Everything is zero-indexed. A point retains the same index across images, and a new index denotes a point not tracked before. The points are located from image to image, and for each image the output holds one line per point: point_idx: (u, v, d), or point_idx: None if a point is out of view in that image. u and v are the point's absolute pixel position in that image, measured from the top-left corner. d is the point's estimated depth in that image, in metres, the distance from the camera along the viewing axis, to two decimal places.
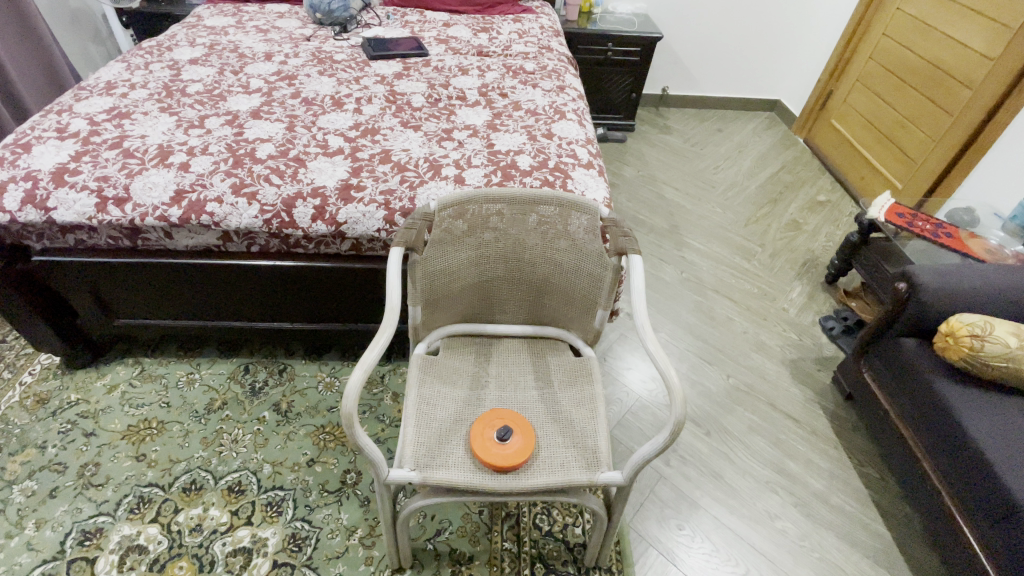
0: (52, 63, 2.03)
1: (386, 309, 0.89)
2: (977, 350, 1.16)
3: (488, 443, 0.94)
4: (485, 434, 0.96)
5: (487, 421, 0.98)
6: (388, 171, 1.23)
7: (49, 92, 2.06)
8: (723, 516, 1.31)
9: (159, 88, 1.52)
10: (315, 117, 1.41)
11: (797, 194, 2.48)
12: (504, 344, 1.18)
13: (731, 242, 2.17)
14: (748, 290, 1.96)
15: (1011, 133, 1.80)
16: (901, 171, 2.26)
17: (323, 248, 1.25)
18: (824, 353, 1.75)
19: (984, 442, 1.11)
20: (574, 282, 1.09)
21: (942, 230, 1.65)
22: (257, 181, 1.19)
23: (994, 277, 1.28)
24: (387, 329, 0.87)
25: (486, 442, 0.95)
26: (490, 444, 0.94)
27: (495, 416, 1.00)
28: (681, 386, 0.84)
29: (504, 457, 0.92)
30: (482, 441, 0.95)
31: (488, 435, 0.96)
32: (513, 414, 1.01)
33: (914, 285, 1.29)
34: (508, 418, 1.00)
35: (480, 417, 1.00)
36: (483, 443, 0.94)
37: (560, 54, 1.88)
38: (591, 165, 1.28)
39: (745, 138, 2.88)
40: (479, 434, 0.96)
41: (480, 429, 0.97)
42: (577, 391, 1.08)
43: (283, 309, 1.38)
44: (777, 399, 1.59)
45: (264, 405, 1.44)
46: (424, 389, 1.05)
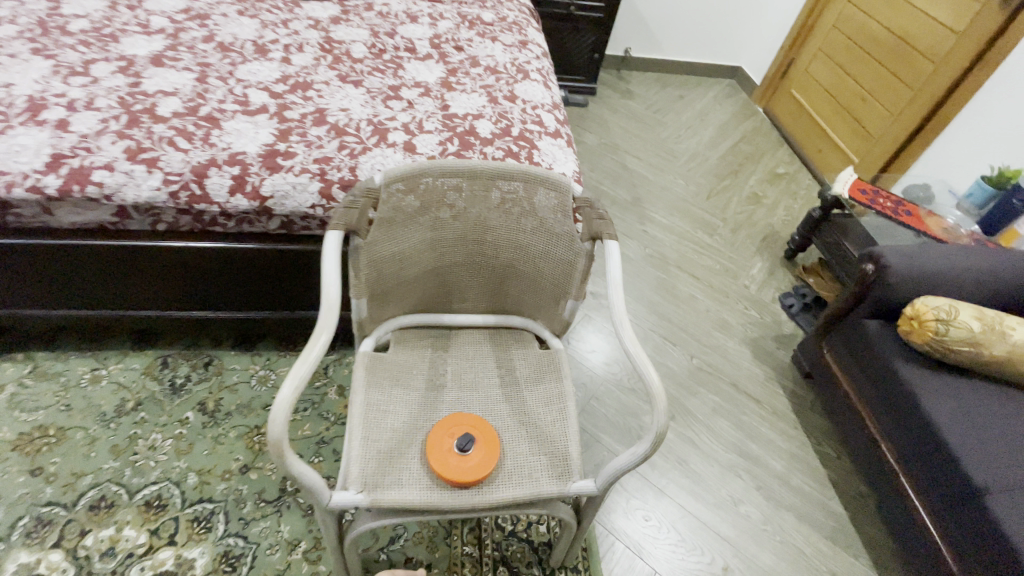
0: None
1: (323, 308, 0.74)
2: (941, 334, 1.15)
3: (445, 452, 0.84)
4: (443, 441, 0.86)
5: (448, 427, 0.88)
6: (323, 135, 1.04)
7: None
8: (688, 504, 1.28)
9: (31, 22, 1.23)
10: (232, 67, 1.18)
11: (757, 166, 2.45)
12: (463, 336, 1.06)
13: (693, 216, 2.11)
14: (711, 266, 1.92)
15: (971, 110, 1.82)
16: (858, 145, 2.26)
17: (247, 226, 1.07)
18: (783, 331, 1.74)
19: (943, 426, 1.12)
20: (541, 267, 0.97)
21: (901, 208, 1.66)
22: (159, 145, 0.99)
23: (957, 257, 1.27)
24: (325, 330, 0.72)
25: (444, 451, 0.84)
26: (448, 453, 0.84)
27: (457, 421, 0.89)
28: (664, 391, 0.76)
29: (459, 471, 0.82)
30: (439, 449, 0.85)
31: (447, 442, 0.86)
32: (476, 420, 0.90)
33: (882, 265, 1.26)
34: (472, 425, 0.89)
35: (441, 421, 0.89)
36: (440, 452, 0.84)
37: (521, 4, 1.69)
38: (559, 134, 1.15)
39: (707, 106, 2.80)
40: (437, 440, 0.86)
41: (438, 435, 0.87)
42: (543, 389, 0.98)
43: (204, 297, 1.19)
44: (739, 379, 1.58)
45: (187, 405, 1.27)
46: (372, 392, 0.91)
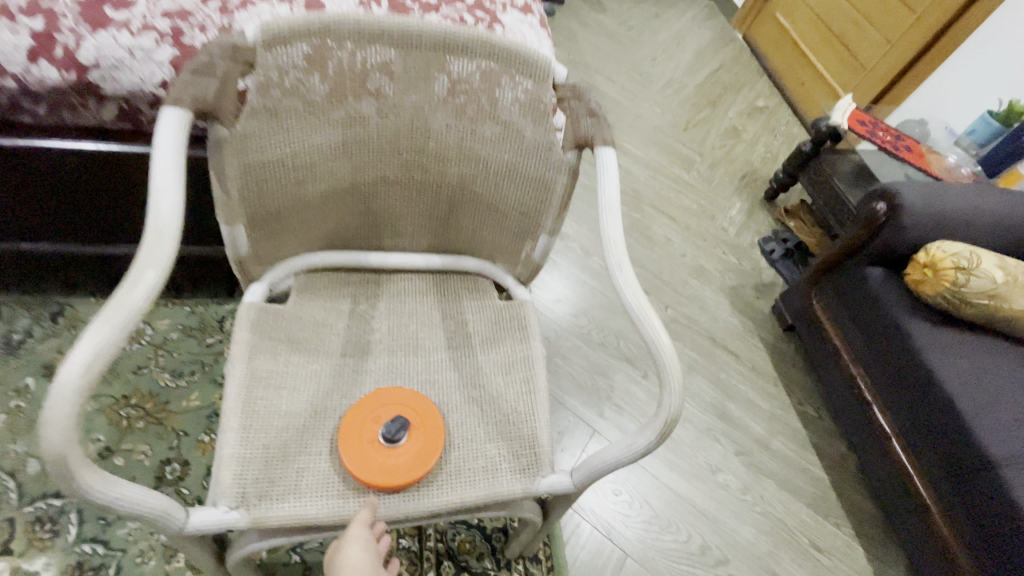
0: None
1: (148, 235, 0.47)
2: (960, 285, 1.01)
3: (366, 440, 0.61)
4: (368, 423, 0.62)
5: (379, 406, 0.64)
6: None
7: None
8: (662, 475, 1.12)
9: None
10: None
11: (736, 98, 2.22)
12: (397, 282, 0.79)
13: (670, 149, 1.88)
14: (688, 206, 1.71)
15: (979, 42, 1.68)
16: (845, 76, 2.06)
17: (73, 117, 0.76)
18: (762, 279, 1.59)
19: (952, 388, 0.99)
20: (505, 191, 0.70)
21: (901, 143, 1.50)
22: None
23: (974, 197, 1.11)
24: (152, 252, 0.46)
25: (364, 438, 0.61)
26: (366, 441, 0.61)
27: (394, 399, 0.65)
28: (679, 365, 0.55)
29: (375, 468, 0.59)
30: (358, 433, 0.61)
31: (370, 427, 0.62)
32: (418, 401, 0.66)
33: (897, 205, 1.09)
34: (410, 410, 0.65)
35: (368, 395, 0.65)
36: (358, 438, 0.61)
37: None
38: (532, 12, 0.87)
39: (683, 28, 2.51)
40: (357, 422, 0.62)
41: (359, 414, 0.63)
42: (504, 353, 0.74)
43: (34, 224, 0.89)
44: (717, 333, 1.41)
45: (26, 369, 0.95)
46: (259, 360, 0.64)
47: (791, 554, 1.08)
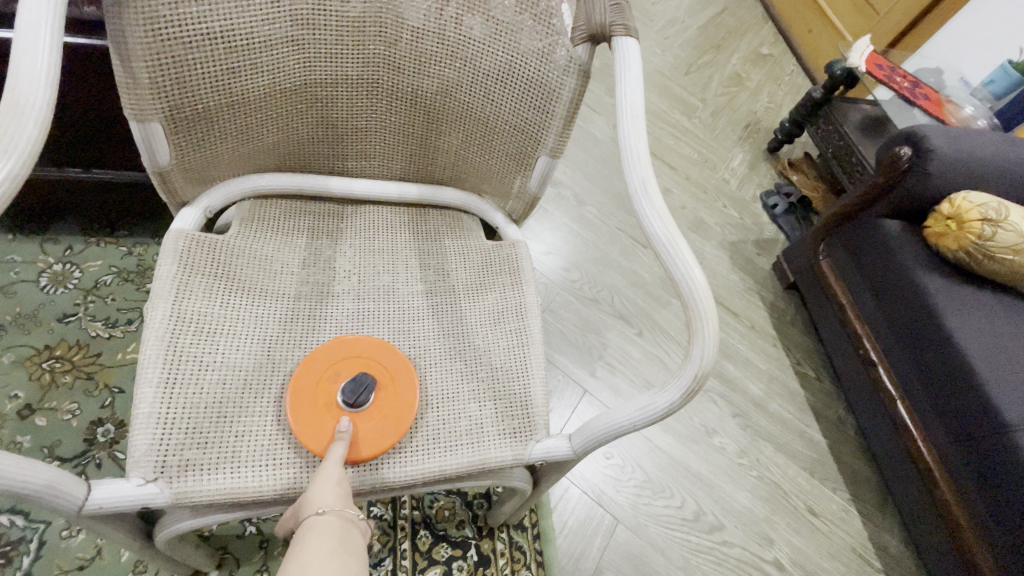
0: None
1: (1, 105, 0.37)
2: (985, 239, 0.93)
3: (320, 404, 0.50)
4: (325, 383, 0.51)
5: (348, 360, 0.53)
6: None
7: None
8: (655, 438, 1.05)
9: None
10: None
11: (740, 43, 2.07)
12: (366, 214, 0.67)
13: (670, 94, 1.74)
14: (688, 156, 1.59)
15: None
16: (858, 23, 1.92)
17: None
18: (763, 235, 1.50)
19: (969, 348, 0.92)
20: (495, 101, 0.57)
21: (919, 91, 1.39)
22: None
23: (1004, 145, 1.02)
24: (6, 120, 0.37)
25: (318, 403, 0.50)
26: (318, 404, 0.50)
27: (363, 354, 0.54)
28: (715, 311, 0.47)
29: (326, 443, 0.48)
30: (311, 394, 0.51)
31: (328, 387, 0.51)
32: (395, 359, 0.55)
33: (925, 151, 1.00)
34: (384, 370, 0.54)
35: (331, 345, 0.53)
36: (311, 401, 0.50)
37: None
38: None
39: None
40: (311, 381, 0.51)
41: (315, 371, 0.52)
42: (493, 300, 0.63)
43: None
44: (715, 290, 1.33)
45: None
46: (190, 299, 0.52)
47: (787, 518, 1.03)
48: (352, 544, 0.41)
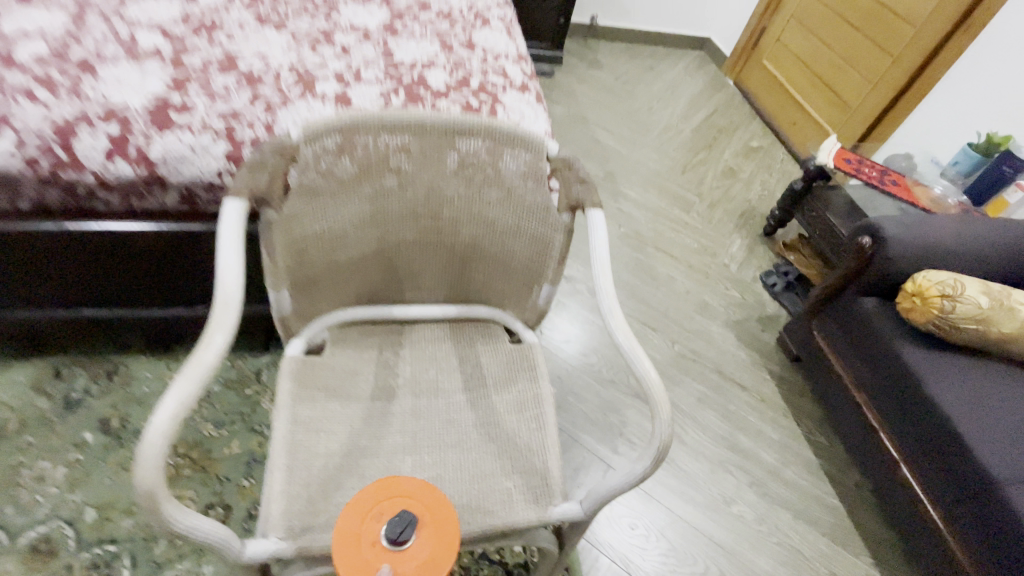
0: None
1: (218, 304, 0.56)
2: (947, 312, 1.06)
3: (362, 540, 0.54)
4: (375, 516, 0.56)
5: (408, 499, 0.57)
6: (233, 86, 0.83)
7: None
8: (677, 508, 1.15)
9: None
10: (118, 6, 0.94)
11: (731, 140, 2.34)
12: (418, 331, 0.88)
13: (668, 192, 1.98)
14: (688, 245, 1.80)
15: (952, 77, 1.78)
16: (835, 116, 2.17)
17: (138, 203, 0.83)
18: (766, 312, 1.65)
19: (951, 411, 1.03)
20: (509, 247, 0.80)
21: (887, 178, 1.58)
22: (8, 101, 0.75)
23: (956, 229, 1.18)
24: (221, 317, 0.56)
25: (360, 538, 0.54)
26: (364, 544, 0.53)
27: (429, 495, 0.58)
28: (666, 399, 0.63)
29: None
30: (360, 524, 0.55)
31: (374, 524, 0.55)
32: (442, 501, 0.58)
33: (881, 239, 1.16)
34: (434, 515, 0.57)
35: (391, 485, 0.58)
36: (357, 532, 0.55)
37: None
38: (527, 89, 0.97)
39: (677, 78, 2.67)
40: (360, 514, 0.56)
41: (365, 506, 0.56)
42: (517, 393, 0.82)
43: (95, 294, 0.95)
44: (725, 366, 1.46)
45: (84, 425, 1.02)
46: (299, 407, 0.73)
47: None
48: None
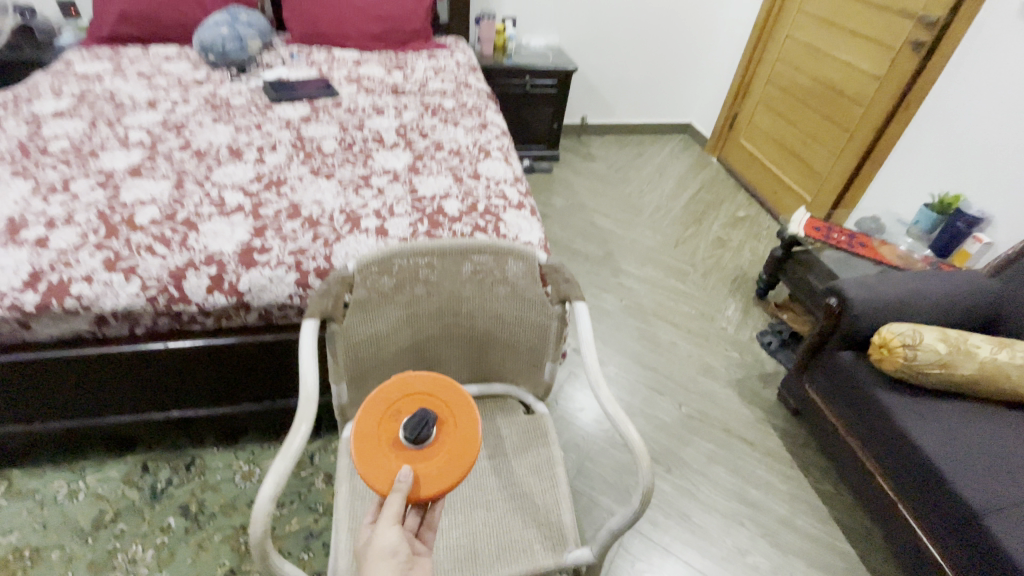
0: None
1: (303, 398, 0.77)
2: (910, 359, 1.20)
3: (381, 438, 0.66)
4: (390, 418, 0.68)
5: (420, 396, 0.71)
6: (298, 228, 1.08)
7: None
8: (695, 561, 1.24)
9: (13, 147, 1.24)
10: (208, 170, 1.22)
11: (719, 212, 2.58)
12: None
13: (665, 264, 2.19)
14: (687, 312, 1.97)
15: (903, 144, 1.99)
16: (810, 185, 2.40)
17: (225, 322, 1.06)
18: (765, 369, 1.77)
19: (930, 450, 1.14)
20: (517, 335, 1.00)
21: (856, 241, 1.77)
22: (136, 253, 0.99)
23: (910, 285, 1.36)
24: (302, 422, 0.76)
25: (379, 435, 0.66)
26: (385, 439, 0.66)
27: (438, 394, 0.71)
28: (646, 452, 0.80)
29: (380, 479, 0.62)
30: (377, 426, 0.67)
31: (394, 423, 0.68)
32: (454, 401, 0.71)
33: (844, 299, 1.34)
34: (449, 414, 0.70)
35: (407, 393, 0.71)
36: (375, 433, 0.67)
37: (479, 90, 1.83)
38: (523, 206, 1.23)
39: (664, 161, 2.98)
40: (381, 417, 0.68)
41: (385, 410, 0.69)
42: (533, 457, 0.98)
43: (184, 396, 1.16)
44: (730, 423, 1.58)
45: (168, 511, 1.18)
46: (356, 479, 0.90)
47: None
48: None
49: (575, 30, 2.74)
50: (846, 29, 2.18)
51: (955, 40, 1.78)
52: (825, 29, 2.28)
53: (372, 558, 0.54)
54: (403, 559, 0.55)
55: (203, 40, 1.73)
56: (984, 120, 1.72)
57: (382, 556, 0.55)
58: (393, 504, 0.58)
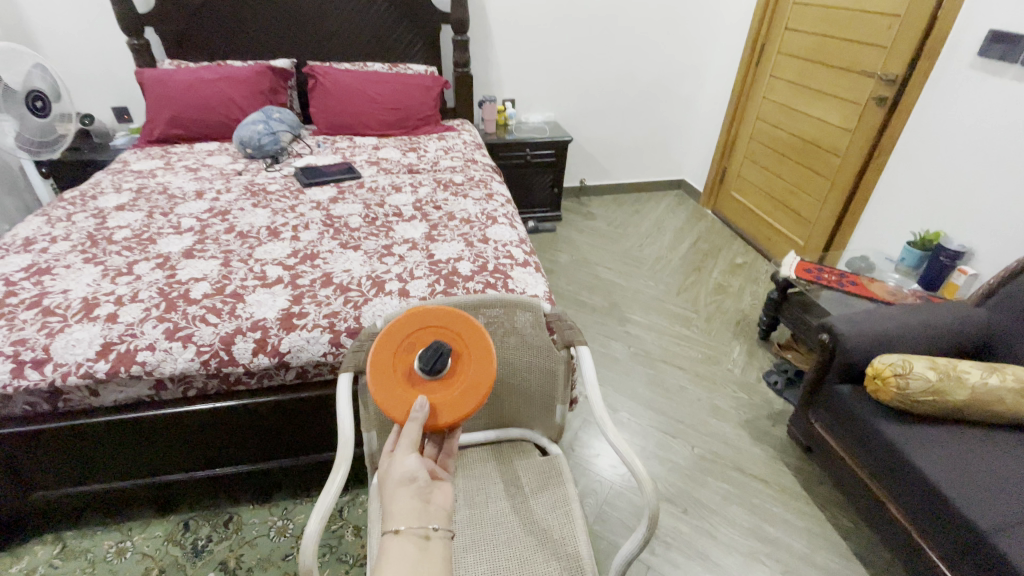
0: None
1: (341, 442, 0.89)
2: (904, 388, 1.26)
3: (397, 370, 0.71)
4: (404, 351, 0.73)
5: (435, 330, 0.74)
6: (331, 294, 1.22)
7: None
8: None
9: (83, 238, 1.43)
10: (251, 249, 1.38)
11: (717, 260, 2.70)
12: (469, 454, 1.14)
13: (669, 312, 2.29)
14: (693, 356, 2.05)
15: (880, 189, 2.10)
16: (800, 230, 2.54)
17: (266, 381, 1.19)
18: (774, 409, 1.82)
19: (932, 474, 1.17)
20: (529, 379, 1.11)
21: (846, 279, 1.87)
22: (192, 323, 1.13)
23: (896, 317, 1.44)
24: (342, 465, 0.87)
25: (395, 368, 0.71)
26: (402, 371, 0.71)
27: (452, 325, 0.75)
28: (651, 481, 0.91)
29: (398, 409, 0.68)
30: (393, 358, 0.72)
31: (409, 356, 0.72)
32: (468, 333, 0.74)
33: (834, 334, 1.43)
34: (464, 347, 0.74)
35: (423, 324, 0.74)
36: (391, 366, 0.71)
37: (485, 164, 2.03)
38: (528, 264, 1.36)
39: (662, 216, 3.15)
40: (397, 350, 0.73)
41: (400, 343, 0.73)
42: (549, 495, 1.05)
43: (226, 454, 1.27)
44: (743, 463, 1.61)
45: (208, 567, 1.24)
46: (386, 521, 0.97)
47: None
48: (438, 556, 0.54)
49: (569, 104, 3.02)
50: (814, 89, 2.37)
51: (912, 95, 1.91)
52: (796, 90, 2.48)
53: (391, 482, 0.59)
54: (421, 484, 0.60)
55: (242, 136, 1.98)
56: (950, 165, 1.81)
57: (401, 481, 0.59)
58: (411, 432, 0.64)
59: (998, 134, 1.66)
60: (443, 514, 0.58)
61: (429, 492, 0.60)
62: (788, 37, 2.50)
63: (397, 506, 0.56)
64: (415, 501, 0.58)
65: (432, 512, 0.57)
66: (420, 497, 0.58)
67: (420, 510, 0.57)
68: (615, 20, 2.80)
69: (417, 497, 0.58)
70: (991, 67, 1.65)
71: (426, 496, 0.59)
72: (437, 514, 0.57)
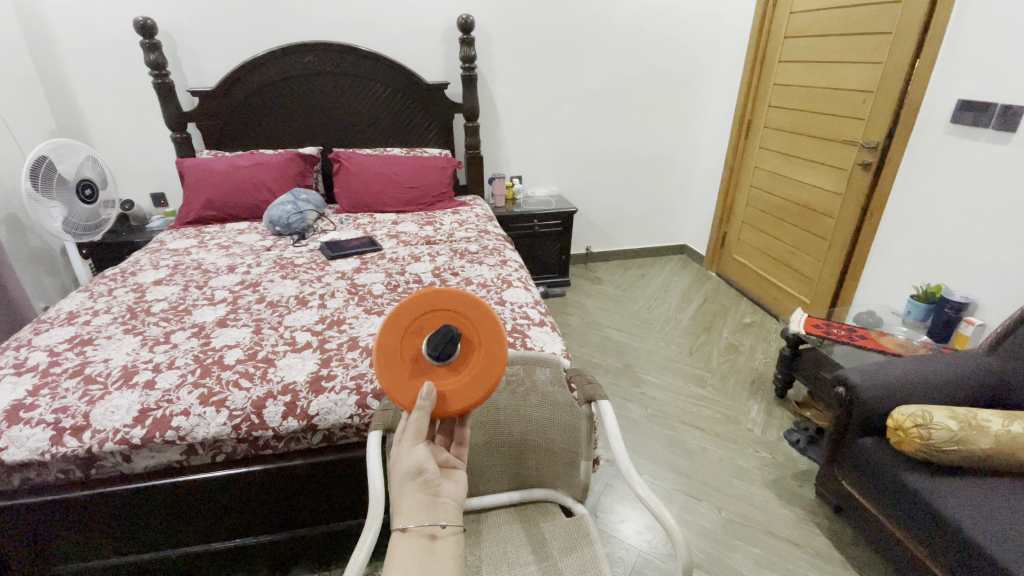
0: (14, 304, 1.92)
1: (373, 501, 0.91)
2: (926, 438, 1.24)
3: (404, 354, 0.72)
4: (411, 335, 0.72)
5: (445, 312, 0.73)
6: (357, 357, 1.28)
7: (9, 333, 1.90)
8: None
9: (124, 311, 1.51)
10: (280, 317, 1.46)
11: (726, 320, 2.75)
12: (493, 518, 1.14)
13: (682, 372, 2.31)
14: (710, 416, 2.03)
15: (877, 248, 2.18)
16: (805, 288, 2.61)
17: (293, 445, 1.21)
18: (799, 467, 1.78)
19: (971, 528, 1.13)
20: (551, 436, 1.13)
21: (855, 334, 1.91)
22: (225, 388, 1.17)
23: (909, 367, 1.46)
24: (373, 523, 0.88)
25: (402, 352, 0.71)
26: (407, 356, 0.71)
27: (462, 306, 0.74)
28: (680, 536, 0.91)
29: (405, 396, 0.70)
30: (400, 341, 0.72)
31: (416, 341, 0.72)
32: (482, 315, 0.74)
33: (850, 386, 1.44)
34: (477, 329, 0.74)
35: (429, 303, 0.73)
36: (398, 349, 0.72)
37: (497, 234, 2.15)
38: (544, 323, 1.43)
39: (667, 279, 3.24)
40: (402, 334, 0.72)
41: (405, 324, 0.72)
42: (577, 557, 1.03)
43: (249, 522, 1.26)
44: (773, 525, 1.56)
45: None
46: None
47: None
48: (445, 554, 0.58)
49: (572, 179, 3.22)
50: (801, 156, 2.54)
51: (895, 159, 2.04)
52: (785, 157, 2.65)
53: (399, 474, 0.62)
54: (427, 478, 0.63)
55: (272, 216, 2.13)
56: (941, 222, 1.90)
57: (408, 474, 0.62)
58: (417, 423, 0.66)
59: (981, 191, 1.76)
60: (453, 510, 0.62)
61: (436, 486, 0.63)
62: (772, 112, 2.72)
63: (405, 502, 0.60)
64: (421, 496, 0.61)
65: (439, 507, 0.61)
66: (426, 492, 0.62)
67: (427, 505, 0.61)
68: (611, 104, 3.06)
69: (424, 491, 0.62)
70: (963, 132, 1.79)
71: (434, 490, 0.63)
72: (444, 508, 0.61)
